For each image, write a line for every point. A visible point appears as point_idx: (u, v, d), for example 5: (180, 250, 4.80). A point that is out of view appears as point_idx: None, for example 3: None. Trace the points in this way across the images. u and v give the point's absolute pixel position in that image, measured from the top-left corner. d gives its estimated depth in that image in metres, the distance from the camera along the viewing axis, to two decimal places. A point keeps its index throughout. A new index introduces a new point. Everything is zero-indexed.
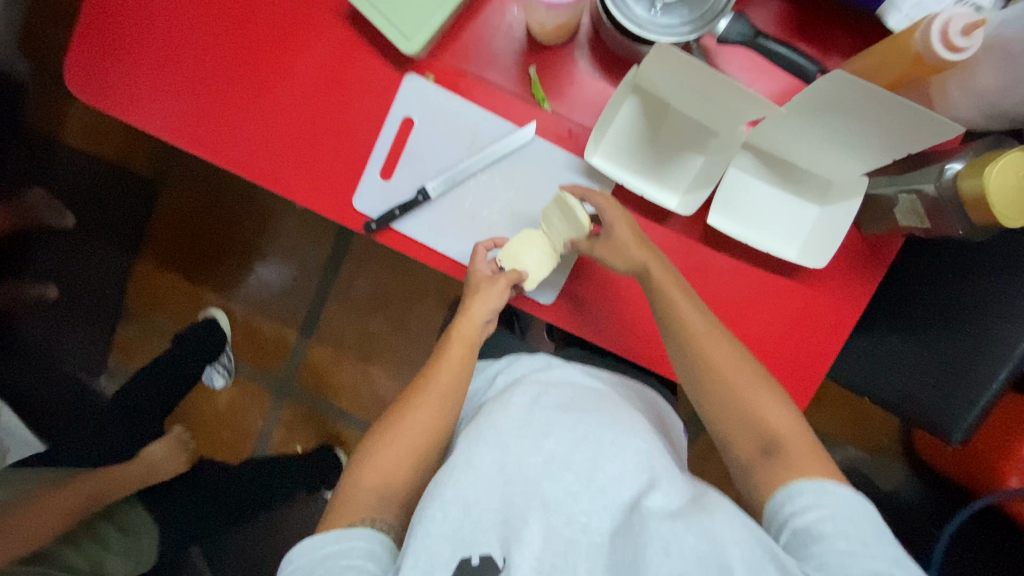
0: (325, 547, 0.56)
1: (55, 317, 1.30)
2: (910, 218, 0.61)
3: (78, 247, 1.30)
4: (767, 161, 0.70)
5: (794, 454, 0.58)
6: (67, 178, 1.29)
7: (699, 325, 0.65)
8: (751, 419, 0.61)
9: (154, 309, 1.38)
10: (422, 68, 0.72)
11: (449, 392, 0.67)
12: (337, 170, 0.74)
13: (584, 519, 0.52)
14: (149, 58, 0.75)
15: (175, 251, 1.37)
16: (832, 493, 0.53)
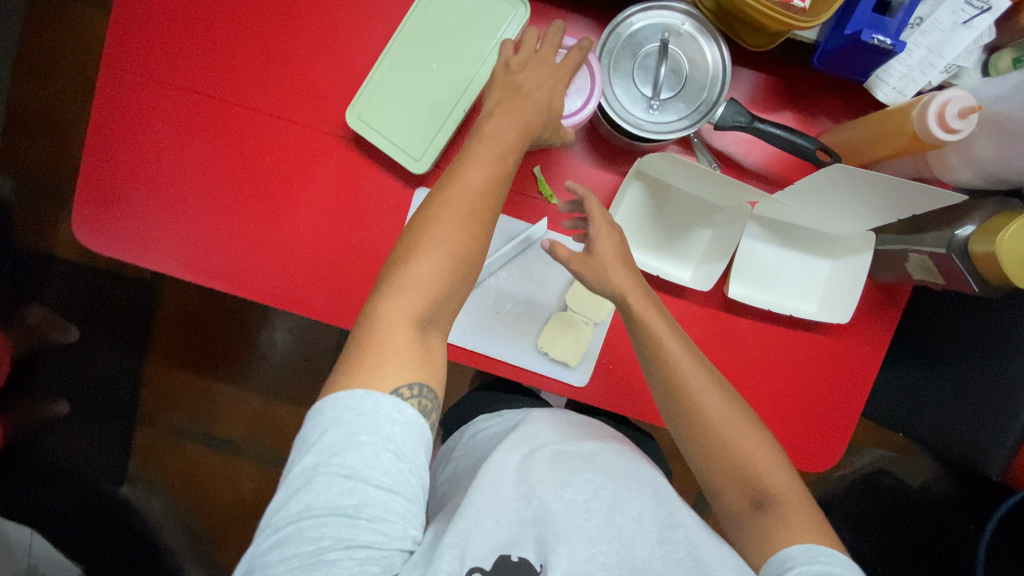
0: (370, 415, 0.47)
1: (69, 433, 1.27)
2: (924, 274, 0.64)
3: (84, 359, 1.27)
4: (775, 224, 0.73)
5: (790, 508, 0.56)
6: (62, 289, 1.28)
7: (696, 362, 0.61)
8: (744, 469, 0.58)
9: (168, 407, 1.33)
10: (430, 181, 0.74)
11: (471, 253, 0.56)
12: (358, 285, 0.76)
13: (601, 558, 0.50)
14: (159, 203, 0.76)
15: (181, 346, 1.33)
16: (824, 557, 0.51)
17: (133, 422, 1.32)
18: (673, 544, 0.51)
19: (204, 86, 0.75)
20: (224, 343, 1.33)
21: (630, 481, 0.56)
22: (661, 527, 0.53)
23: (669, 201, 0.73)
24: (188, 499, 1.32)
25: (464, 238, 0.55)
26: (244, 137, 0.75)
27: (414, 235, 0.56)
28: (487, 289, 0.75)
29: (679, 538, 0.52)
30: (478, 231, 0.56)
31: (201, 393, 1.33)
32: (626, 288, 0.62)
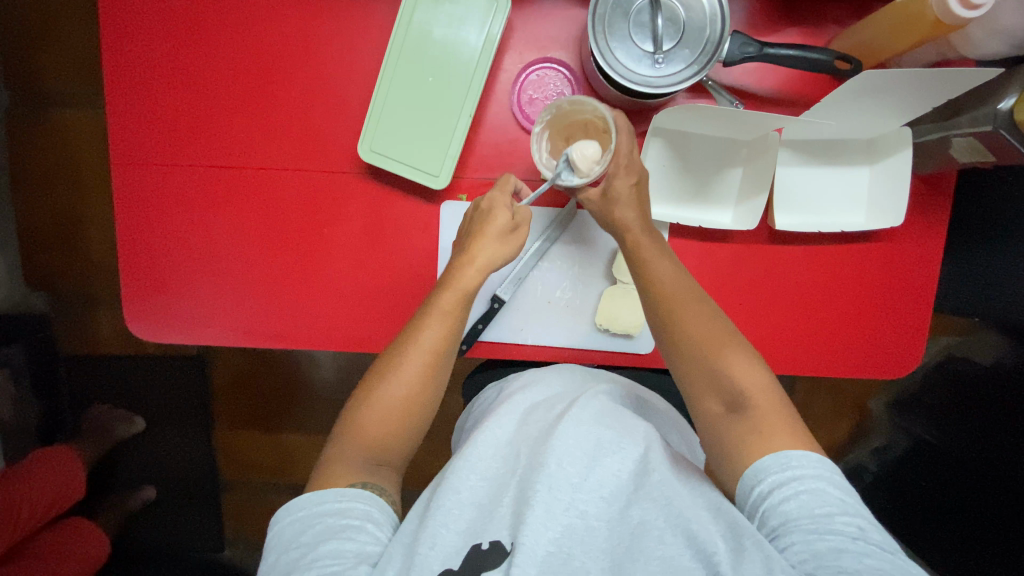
0: (323, 503, 0.56)
1: (166, 511, 1.36)
2: (971, 155, 0.63)
3: (160, 442, 1.34)
4: (808, 145, 0.71)
5: (761, 414, 0.58)
6: (116, 383, 1.32)
7: (672, 281, 0.66)
8: (720, 376, 0.61)
9: (250, 468, 1.37)
10: (453, 191, 0.74)
11: (425, 394, 0.65)
12: (407, 310, 0.77)
13: (581, 505, 0.55)
14: (203, 283, 0.78)
15: (241, 412, 1.35)
16: (798, 463, 0.54)
17: (218, 490, 1.37)
18: (649, 491, 0.55)
19: (212, 159, 0.76)
20: (278, 402, 1.35)
21: (615, 436, 0.60)
22: (637, 477, 0.57)
23: (692, 150, 0.72)
24: None
25: (416, 387, 0.64)
26: (263, 196, 0.76)
27: (392, 357, 0.65)
28: (534, 281, 0.76)
29: (653, 484, 0.56)
30: (421, 390, 0.65)
31: (271, 447, 1.36)
32: (628, 221, 0.66)
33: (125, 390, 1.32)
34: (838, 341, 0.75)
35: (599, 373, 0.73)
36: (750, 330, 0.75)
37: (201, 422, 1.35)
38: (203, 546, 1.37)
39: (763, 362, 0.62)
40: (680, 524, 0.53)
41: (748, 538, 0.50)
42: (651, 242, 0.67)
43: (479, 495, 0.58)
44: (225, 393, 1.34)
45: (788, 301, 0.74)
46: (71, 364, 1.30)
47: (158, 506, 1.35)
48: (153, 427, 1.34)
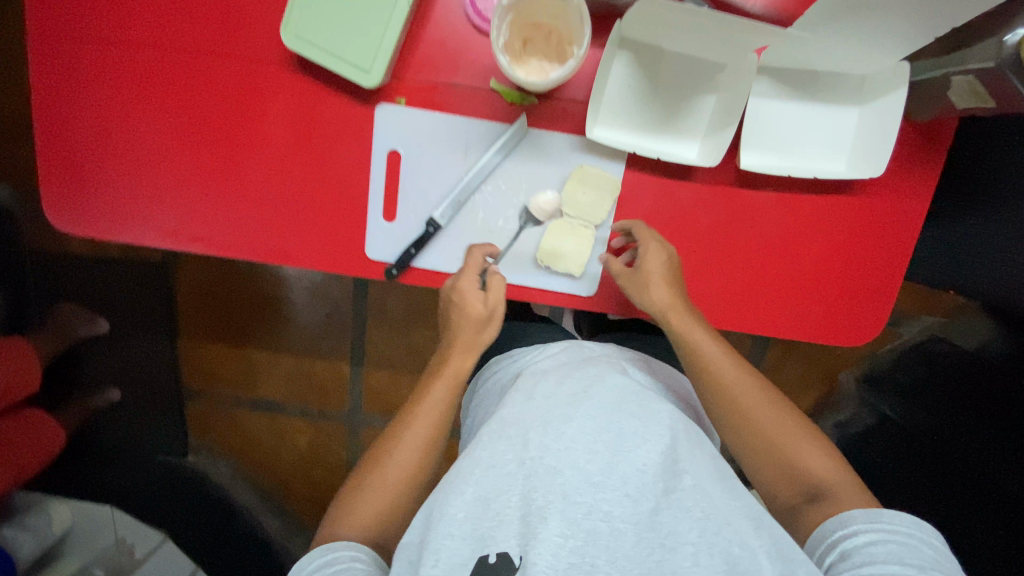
0: (315, 558, 0.53)
1: (129, 417, 1.28)
2: (969, 100, 0.54)
3: (124, 347, 1.26)
4: (785, 74, 0.63)
5: (841, 496, 0.53)
6: (83, 283, 1.24)
7: (726, 363, 0.59)
8: (789, 461, 0.56)
9: (214, 379, 1.31)
10: (391, 94, 0.66)
11: (432, 447, 0.60)
12: (339, 224, 0.71)
13: (604, 507, 0.49)
14: (126, 172, 0.72)
15: (207, 322, 1.29)
16: (886, 518, 0.49)
17: (182, 399, 1.31)
18: (681, 497, 0.49)
19: (134, 35, 0.69)
20: (246, 318, 1.28)
21: (638, 424, 0.54)
22: (666, 477, 0.51)
23: (661, 70, 0.64)
24: (250, 460, 1.33)
25: (427, 439, 0.60)
26: (189, 83, 0.70)
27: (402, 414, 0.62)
28: (475, 207, 0.69)
29: (683, 489, 0.50)
30: (434, 442, 0.60)
31: (240, 363, 1.30)
32: (668, 301, 0.62)
33: (94, 287, 1.24)
34: (802, 303, 0.68)
35: (608, 350, 0.67)
36: (704, 279, 0.68)
37: (165, 328, 1.27)
38: (167, 448, 1.30)
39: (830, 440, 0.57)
40: (717, 545, 0.47)
41: (800, 565, 0.46)
42: (701, 328, 0.61)
43: (485, 491, 0.52)
44: (190, 302, 1.27)
45: (750, 253, 0.67)
46: (34, 259, 1.22)
47: (122, 411, 1.27)
48: (121, 332, 1.26)
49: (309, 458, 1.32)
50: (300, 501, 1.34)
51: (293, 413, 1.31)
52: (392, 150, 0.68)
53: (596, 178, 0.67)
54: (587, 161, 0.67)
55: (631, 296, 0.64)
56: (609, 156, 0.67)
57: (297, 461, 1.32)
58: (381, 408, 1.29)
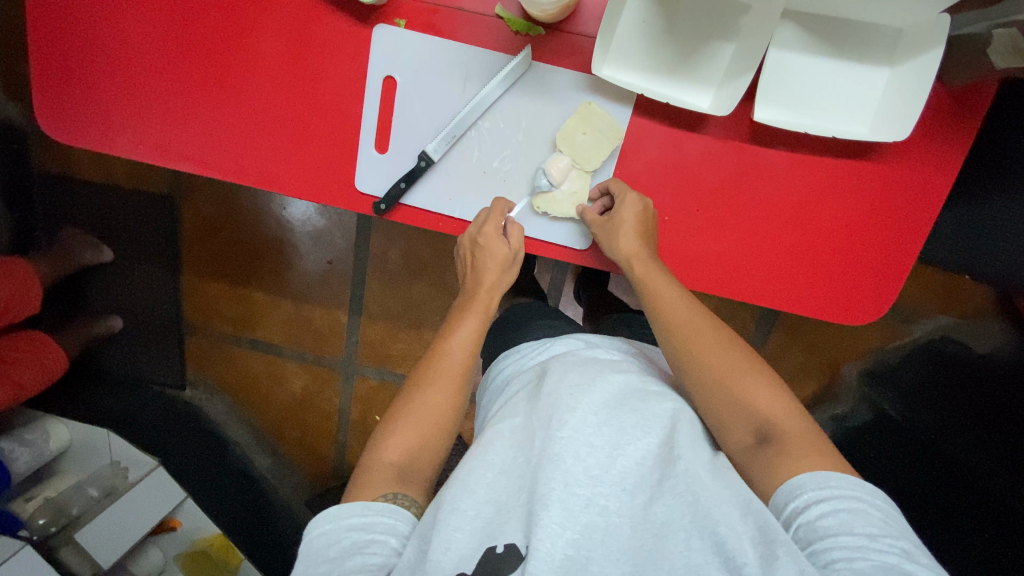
0: (347, 516, 0.48)
1: (132, 344, 1.27)
2: (1009, 58, 0.50)
3: (124, 276, 1.24)
4: (810, 23, 0.59)
5: (795, 442, 0.48)
6: (85, 206, 1.21)
7: (683, 306, 0.58)
8: (743, 402, 0.51)
9: (212, 316, 1.27)
10: (391, 15, 0.64)
11: (465, 386, 0.59)
12: (330, 151, 0.67)
13: (603, 501, 0.46)
14: (112, 79, 0.68)
15: (208, 257, 1.25)
16: (834, 480, 0.44)
17: (180, 333, 1.28)
18: (675, 484, 0.45)
19: None
20: (245, 255, 1.24)
21: (640, 416, 0.51)
22: (663, 465, 0.47)
23: (678, 8, 0.60)
24: (245, 400, 1.30)
25: (455, 388, 0.58)
26: None
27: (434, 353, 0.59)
28: (471, 144, 0.66)
29: (678, 474, 0.46)
30: (460, 393, 0.58)
31: (237, 299, 1.26)
32: (633, 248, 0.60)
33: (98, 212, 1.21)
34: (804, 272, 0.64)
35: (613, 344, 0.64)
36: (705, 239, 0.65)
37: (166, 259, 1.24)
38: (162, 380, 1.30)
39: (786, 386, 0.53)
40: (707, 528, 0.42)
41: (781, 546, 0.40)
42: (663, 275, 0.60)
43: (495, 489, 0.48)
44: (192, 237, 1.23)
45: (755, 215, 0.63)
46: (39, 179, 1.19)
47: (125, 338, 1.26)
48: (124, 260, 1.23)
49: (302, 403, 1.29)
50: (291, 444, 1.31)
51: (288, 355, 1.27)
52: (388, 77, 0.65)
53: (597, 121, 0.63)
54: (592, 102, 0.64)
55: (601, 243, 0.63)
56: (615, 99, 0.63)
57: (289, 404, 1.29)
58: (376, 359, 1.25)
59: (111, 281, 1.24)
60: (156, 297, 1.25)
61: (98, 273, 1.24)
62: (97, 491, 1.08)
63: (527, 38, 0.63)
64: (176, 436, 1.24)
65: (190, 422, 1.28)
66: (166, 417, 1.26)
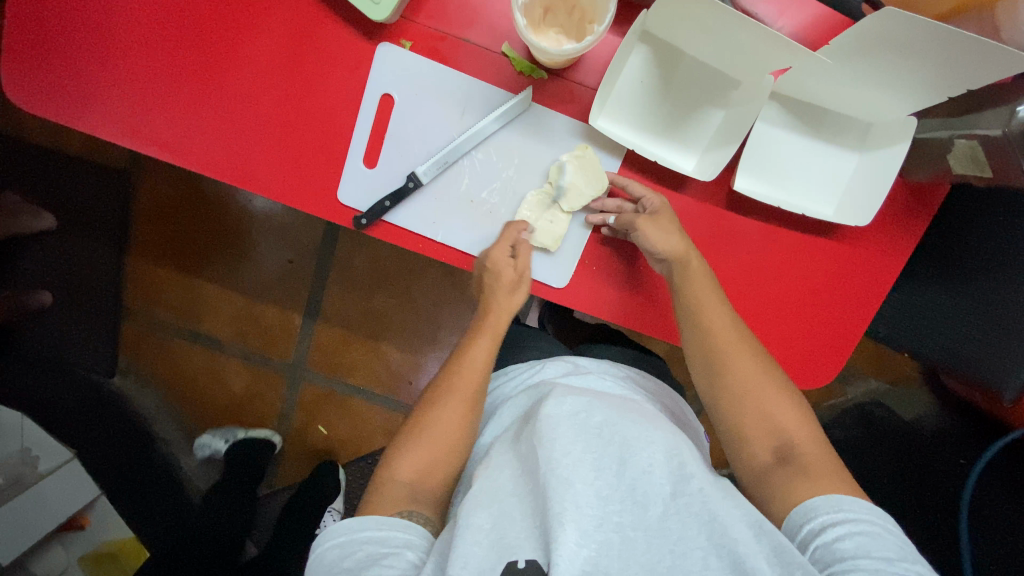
0: (363, 530, 0.50)
1: (57, 324, 1.16)
2: (967, 166, 0.54)
3: (61, 251, 1.14)
4: (792, 107, 0.63)
5: (812, 462, 0.52)
6: (32, 175, 1.12)
7: (730, 333, 0.58)
8: (770, 417, 0.55)
9: (154, 302, 1.19)
10: (397, 35, 0.64)
11: (478, 406, 0.59)
12: (317, 160, 0.66)
13: (617, 518, 0.46)
14: (90, 53, 0.65)
15: (164, 239, 1.18)
16: (849, 503, 0.48)
17: (117, 316, 1.19)
18: (689, 503, 0.46)
19: None
20: (201, 242, 1.18)
21: (640, 429, 0.51)
22: (674, 481, 0.48)
23: (675, 74, 0.63)
24: (179, 395, 1.21)
25: (466, 408, 0.57)
26: None
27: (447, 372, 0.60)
28: (461, 171, 0.66)
29: (693, 492, 0.47)
30: (472, 414, 0.58)
31: (184, 289, 1.19)
32: (681, 250, 0.60)
33: (44, 181, 1.13)
34: (768, 335, 0.67)
35: (609, 372, 0.65)
36: None
37: (114, 237, 1.16)
38: (90, 365, 1.19)
39: (807, 404, 0.57)
40: (725, 547, 0.44)
41: (799, 568, 0.43)
42: (710, 280, 0.60)
43: (509, 508, 0.48)
44: (149, 216, 1.17)
45: (728, 277, 0.66)
46: None
47: (51, 317, 1.15)
48: (66, 234, 1.15)
49: (241, 404, 1.22)
50: (224, 448, 1.22)
51: (232, 353, 1.20)
52: (385, 95, 0.65)
53: (590, 166, 0.65)
54: (587, 147, 0.65)
55: (648, 237, 0.60)
56: (607, 149, 0.66)
57: (227, 403, 1.22)
58: (326, 366, 1.21)
59: (45, 256, 1.15)
60: (94, 275, 1.16)
61: (33, 246, 1.14)
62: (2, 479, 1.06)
63: (529, 79, 0.65)
64: (100, 427, 1.18)
65: (113, 412, 1.20)
66: (86, 407, 1.18)
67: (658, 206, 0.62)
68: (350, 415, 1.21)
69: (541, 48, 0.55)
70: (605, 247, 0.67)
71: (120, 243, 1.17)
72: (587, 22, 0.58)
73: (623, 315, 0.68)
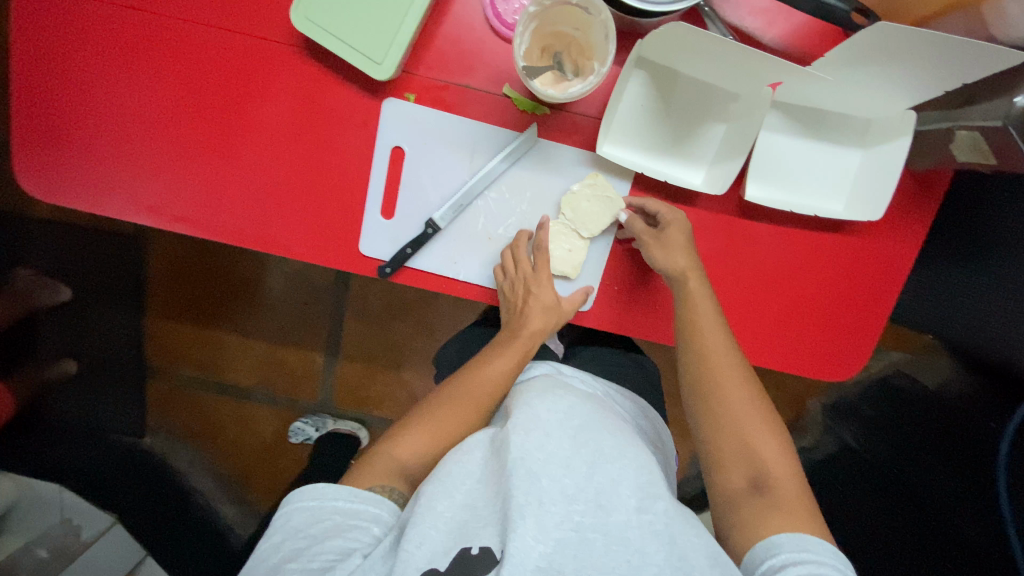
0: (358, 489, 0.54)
1: (82, 390, 1.18)
2: (972, 156, 0.55)
3: (82, 320, 1.17)
4: (792, 112, 0.64)
5: (783, 500, 0.54)
6: (48, 249, 1.14)
7: (724, 359, 0.60)
8: (751, 449, 0.57)
9: (181, 360, 1.22)
10: (401, 88, 0.65)
11: (485, 402, 0.62)
12: (335, 217, 0.68)
13: (578, 518, 0.48)
14: (107, 139, 0.67)
15: (180, 296, 1.20)
16: (811, 547, 0.50)
17: (144, 376, 1.21)
18: (651, 521, 0.48)
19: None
20: (220, 295, 1.20)
21: (616, 444, 0.54)
22: (641, 498, 0.50)
23: (676, 94, 0.64)
24: (211, 447, 1.23)
25: (471, 413, 0.61)
26: (183, 54, 0.66)
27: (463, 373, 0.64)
28: (477, 211, 0.68)
29: (657, 512, 0.49)
30: (481, 416, 0.62)
31: (209, 343, 1.21)
32: (681, 266, 0.62)
33: (59, 253, 1.14)
34: (790, 336, 0.69)
35: (596, 382, 0.67)
36: None
37: (133, 301, 1.19)
38: (121, 428, 1.21)
39: (791, 443, 0.59)
40: (681, 567, 0.46)
41: None
42: (708, 296, 0.62)
43: (473, 497, 0.51)
44: (165, 276, 1.19)
45: (748, 284, 0.68)
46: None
47: (77, 384, 1.18)
48: (84, 302, 1.17)
49: (275, 449, 1.24)
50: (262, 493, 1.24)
51: (262, 400, 1.22)
52: (396, 146, 0.67)
53: (602, 191, 0.66)
54: (598, 172, 0.67)
55: (652, 255, 0.63)
56: (615, 173, 0.67)
57: (261, 448, 1.24)
58: (353, 403, 1.23)
59: (63, 326, 1.17)
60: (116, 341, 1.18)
61: (53, 318, 1.16)
62: (48, 552, 1.07)
63: (533, 116, 0.66)
64: (142, 489, 1.20)
65: (150, 473, 1.22)
66: (123, 469, 1.20)
67: (669, 221, 0.64)
68: None
69: (546, 93, 0.57)
70: (626, 269, 0.69)
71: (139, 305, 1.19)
72: (586, 59, 0.59)
73: (649, 330, 0.70)
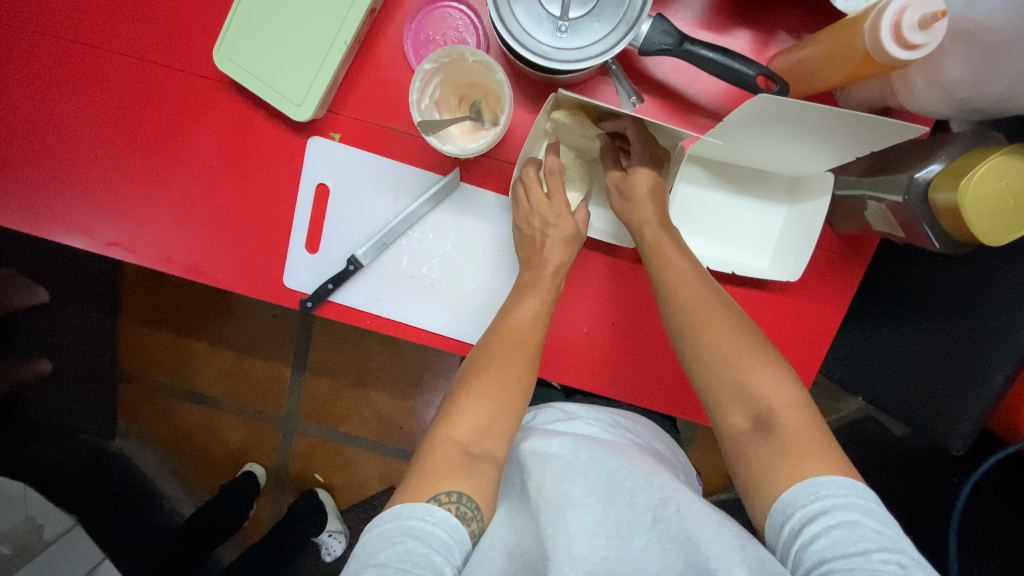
0: (432, 516, 0.49)
1: (57, 391, 1.17)
2: (884, 225, 0.55)
3: (54, 319, 1.15)
4: (714, 167, 0.64)
5: (793, 434, 0.50)
6: (26, 248, 1.13)
7: (693, 292, 0.57)
8: (746, 387, 0.53)
9: (150, 365, 1.22)
10: (326, 127, 0.66)
11: (531, 356, 0.59)
12: (261, 248, 0.68)
13: (608, 551, 0.47)
14: (41, 165, 0.68)
15: (151, 303, 1.20)
16: (826, 488, 0.46)
17: (114, 382, 1.22)
18: (667, 526, 0.47)
19: (61, 30, 0.66)
20: (186, 305, 1.20)
21: (623, 462, 0.54)
22: (656, 509, 0.49)
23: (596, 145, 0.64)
24: (177, 451, 1.24)
25: (519, 371, 0.58)
26: (118, 84, 0.67)
27: (492, 337, 0.60)
28: (400, 250, 0.68)
29: (670, 515, 0.47)
30: (527, 371, 0.59)
31: (174, 350, 1.21)
32: (644, 216, 0.60)
33: (32, 254, 1.13)
34: None
35: (604, 415, 0.67)
36: (623, 350, 0.68)
37: (106, 306, 1.19)
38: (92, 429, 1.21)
39: (789, 366, 0.55)
40: (698, 564, 0.43)
41: None
42: (671, 243, 0.59)
43: (513, 551, 0.50)
44: (136, 282, 1.20)
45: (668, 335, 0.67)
46: None
47: (49, 385, 1.16)
48: (60, 303, 1.15)
49: (235, 457, 1.24)
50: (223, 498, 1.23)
51: (226, 408, 1.22)
52: (321, 183, 0.67)
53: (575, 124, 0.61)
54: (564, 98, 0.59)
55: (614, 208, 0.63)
56: None
57: (226, 455, 1.24)
58: (318, 417, 1.21)
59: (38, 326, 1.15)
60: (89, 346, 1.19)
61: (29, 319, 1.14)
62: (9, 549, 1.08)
63: (457, 160, 0.66)
64: (102, 492, 1.20)
65: (109, 478, 1.21)
66: (83, 472, 1.19)
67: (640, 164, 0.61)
68: (342, 460, 1.22)
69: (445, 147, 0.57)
70: None
71: (112, 311, 1.20)
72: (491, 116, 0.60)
73: (568, 377, 0.68)
